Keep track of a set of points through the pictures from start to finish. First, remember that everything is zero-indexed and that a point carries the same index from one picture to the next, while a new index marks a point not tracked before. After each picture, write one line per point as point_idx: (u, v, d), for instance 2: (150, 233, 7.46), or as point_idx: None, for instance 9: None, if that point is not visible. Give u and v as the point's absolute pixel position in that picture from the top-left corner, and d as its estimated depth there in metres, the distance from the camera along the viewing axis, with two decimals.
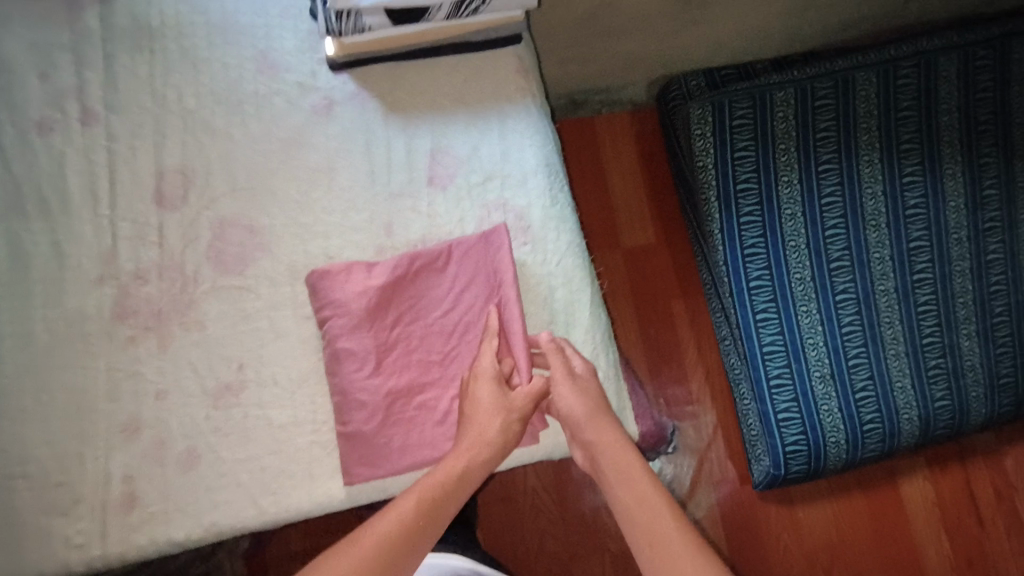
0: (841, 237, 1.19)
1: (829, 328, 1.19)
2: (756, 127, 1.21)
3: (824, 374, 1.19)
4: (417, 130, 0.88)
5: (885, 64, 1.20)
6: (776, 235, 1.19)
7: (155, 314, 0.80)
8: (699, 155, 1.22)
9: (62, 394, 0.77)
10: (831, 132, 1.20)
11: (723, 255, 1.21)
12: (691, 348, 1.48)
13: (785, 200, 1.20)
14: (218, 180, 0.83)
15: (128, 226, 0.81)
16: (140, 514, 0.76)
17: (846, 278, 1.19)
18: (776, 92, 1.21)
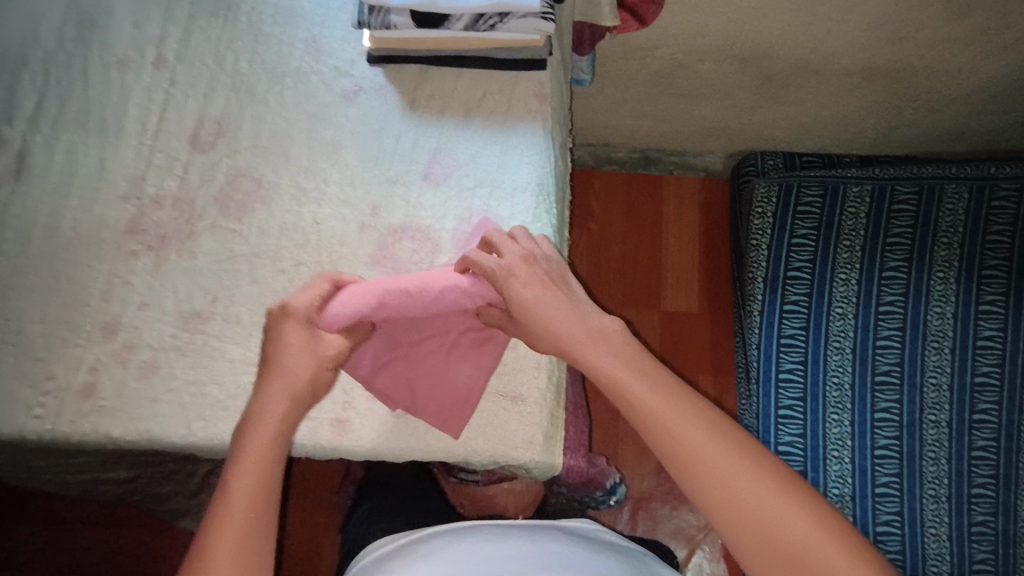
0: (893, 350, 1.36)
1: (858, 435, 1.35)
2: (821, 217, 1.45)
3: (842, 493, 1.34)
4: (427, 129, 0.95)
5: (983, 180, 1.38)
6: (820, 330, 1.40)
7: (158, 237, 0.90)
8: (759, 232, 1.47)
9: (64, 284, 0.88)
10: (903, 242, 1.39)
11: (759, 337, 1.44)
12: None
13: (838, 299, 1.40)
14: (245, 136, 0.94)
15: (162, 158, 0.93)
16: (93, 404, 0.85)
17: (891, 397, 1.35)
18: (852, 188, 1.45)
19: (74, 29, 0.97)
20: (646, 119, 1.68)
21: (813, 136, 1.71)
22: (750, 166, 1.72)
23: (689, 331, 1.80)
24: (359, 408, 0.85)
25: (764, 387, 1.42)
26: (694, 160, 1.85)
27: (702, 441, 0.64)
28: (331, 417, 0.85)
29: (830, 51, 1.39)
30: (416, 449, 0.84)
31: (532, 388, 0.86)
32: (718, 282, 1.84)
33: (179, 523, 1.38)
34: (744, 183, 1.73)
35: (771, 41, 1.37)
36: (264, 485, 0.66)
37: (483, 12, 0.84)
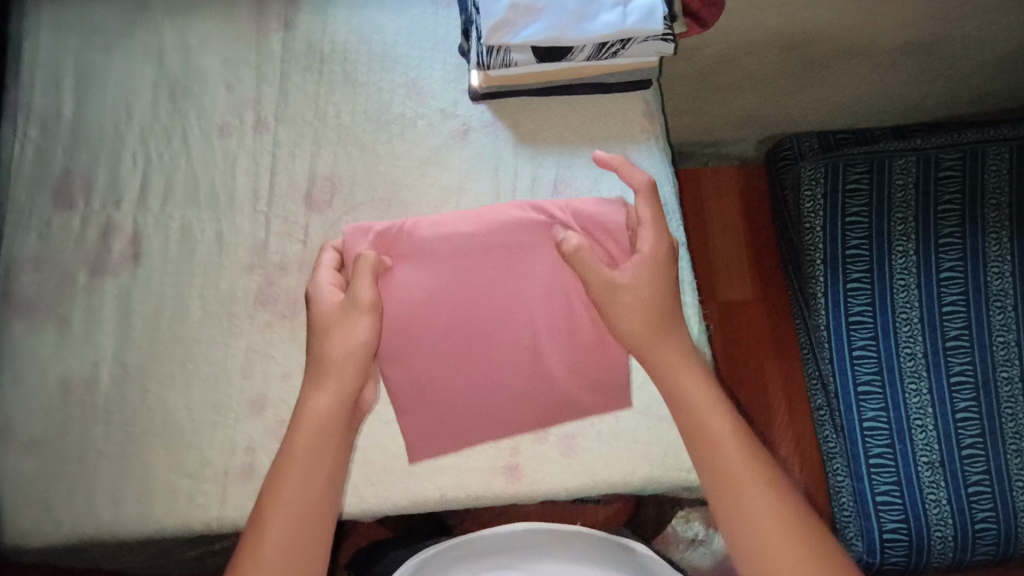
0: (961, 315, 1.31)
1: (939, 408, 1.29)
2: (870, 193, 1.38)
3: (930, 461, 1.29)
4: (544, 160, 0.93)
5: (1021, 140, 1.35)
6: (886, 306, 1.34)
7: (291, 304, 0.88)
8: (809, 215, 1.40)
9: (204, 364, 0.86)
10: (954, 207, 1.34)
11: (825, 319, 1.38)
12: (781, 414, 1.61)
13: (898, 271, 1.35)
14: (361, 190, 0.92)
15: (279, 222, 0.91)
16: (255, 485, 0.82)
17: (963, 359, 1.29)
18: (896, 160, 1.38)
19: (166, 100, 0.94)
20: (686, 117, 1.56)
21: (852, 113, 1.61)
22: (788, 150, 1.63)
23: (747, 321, 1.68)
24: (526, 453, 0.84)
25: (835, 372, 1.37)
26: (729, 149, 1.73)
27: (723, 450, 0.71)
28: (502, 463, 0.84)
29: (874, 32, 1.29)
30: (594, 485, 0.83)
31: None
32: (771, 263, 1.72)
33: None
34: (780, 166, 1.65)
35: (817, 28, 1.26)
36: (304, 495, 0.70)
37: (607, 40, 0.83)
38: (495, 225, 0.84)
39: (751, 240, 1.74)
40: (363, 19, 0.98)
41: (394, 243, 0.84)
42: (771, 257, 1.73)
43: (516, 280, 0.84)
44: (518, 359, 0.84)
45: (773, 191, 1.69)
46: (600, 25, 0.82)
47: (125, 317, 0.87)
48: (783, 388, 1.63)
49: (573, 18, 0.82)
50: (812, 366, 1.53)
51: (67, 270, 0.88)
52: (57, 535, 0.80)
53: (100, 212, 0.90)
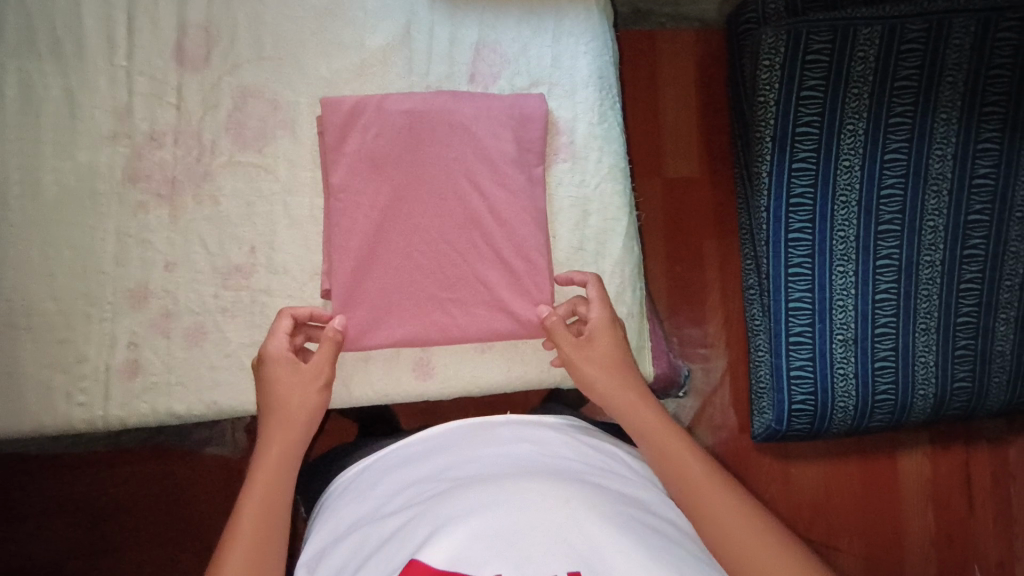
0: (896, 198, 1.25)
1: (861, 290, 1.26)
2: (831, 64, 1.23)
3: (845, 339, 1.27)
4: (464, 20, 0.80)
5: (991, 12, 1.22)
6: (828, 186, 1.25)
7: (168, 182, 0.76)
8: (763, 85, 1.25)
9: (69, 250, 0.75)
10: (912, 83, 1.23)
11: (765, 202, 1.27)
12: (714, 292, 1.51)
13: (846, 150, 1.24)
14: (245, 44, 0.77)
15: (145, 82, 0.75)
16: (142, 382, 0.75)
17: (892, 243, 1.25)
18: (862, 28, 1.22)
19: None
20: None
21: None
22: (751, 12, 1.40)
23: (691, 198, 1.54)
24: (438, 351, 0.80)
25: (768, 253, 1.28)
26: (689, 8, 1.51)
27: (634, 409, 0.68)
28: (412, 358, 0.80)
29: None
30: (508, 381, 0.81)
31: (619, 305, 0.82)
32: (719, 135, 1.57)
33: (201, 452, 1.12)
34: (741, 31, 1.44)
35: None
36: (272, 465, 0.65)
37: None
38: (441, 126, 0.76)
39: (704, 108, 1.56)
40: None
41: (353, 122, 0.76)
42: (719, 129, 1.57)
43: (440, 170, 0.76)
44: (456, 275, 0.78)
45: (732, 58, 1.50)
46: None
47: None
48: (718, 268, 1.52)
49: None
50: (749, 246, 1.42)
51: None
52: None
53: None
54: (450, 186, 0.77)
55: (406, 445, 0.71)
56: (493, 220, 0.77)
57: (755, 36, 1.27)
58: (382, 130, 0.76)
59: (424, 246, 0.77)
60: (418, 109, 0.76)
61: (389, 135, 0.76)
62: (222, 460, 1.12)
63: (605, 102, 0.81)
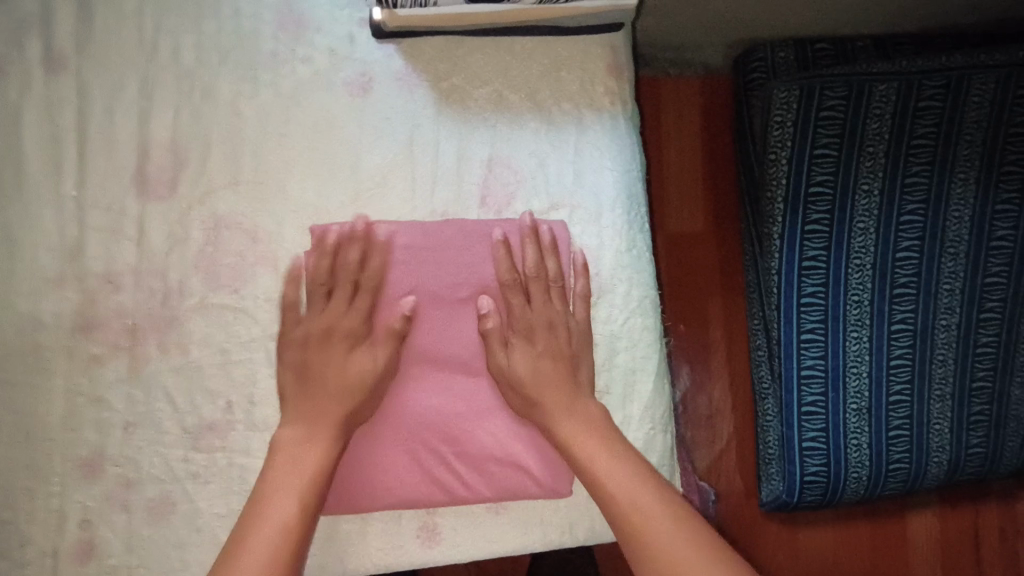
0: (912, 260, 1.13)
1: (876, 357, 1.15)
2: (844, 123, 1.12)
3: (859, 408, 1.16)
4: (475, 133, 0.69)
5: (1011, 67, 1.10)
6: (842, 250, 1.13)
7: (127, 330, 0.65)
8: (773, 145, 1.13)
9: (9, 414, 0.63)
10: (928, 140, 1.12)
11: (777, 263, 1.14)
12: (719, 353, 1.38)
13: (860, 211, 1.12)
14: (217, 166, 0.66)
15: (99, 214, 0.64)
16: (97, 567, 0.64)
17: (907, 307, 1.14)
18: (876, 85, 1.11)
19: None
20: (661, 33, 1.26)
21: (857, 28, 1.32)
22: (759, 62, 1.27)
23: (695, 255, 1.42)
24: (445, 510, 0.70)
25: (778, 319, 1.16)
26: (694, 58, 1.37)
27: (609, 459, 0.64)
28: (417, 520, 0.69)
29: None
30: (527, 544, 0.70)
31: (650, 452, 0.73)
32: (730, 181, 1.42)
33: None
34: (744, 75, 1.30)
35: None
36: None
37: None
38: (447, 263, 0.67)
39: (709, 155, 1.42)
40: None
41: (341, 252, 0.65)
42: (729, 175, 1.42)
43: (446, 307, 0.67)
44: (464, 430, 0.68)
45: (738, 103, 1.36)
46: None
47: None
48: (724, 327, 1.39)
49: None
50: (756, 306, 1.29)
51: None
52: None
53: None
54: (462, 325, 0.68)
55: None
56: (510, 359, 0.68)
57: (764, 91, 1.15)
58: (379, 265, 0.66)
59: (428, 401, 0.67)
60: (418, 244, 0.66)
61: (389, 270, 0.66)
62: None
63: (632, 224, 0.72)
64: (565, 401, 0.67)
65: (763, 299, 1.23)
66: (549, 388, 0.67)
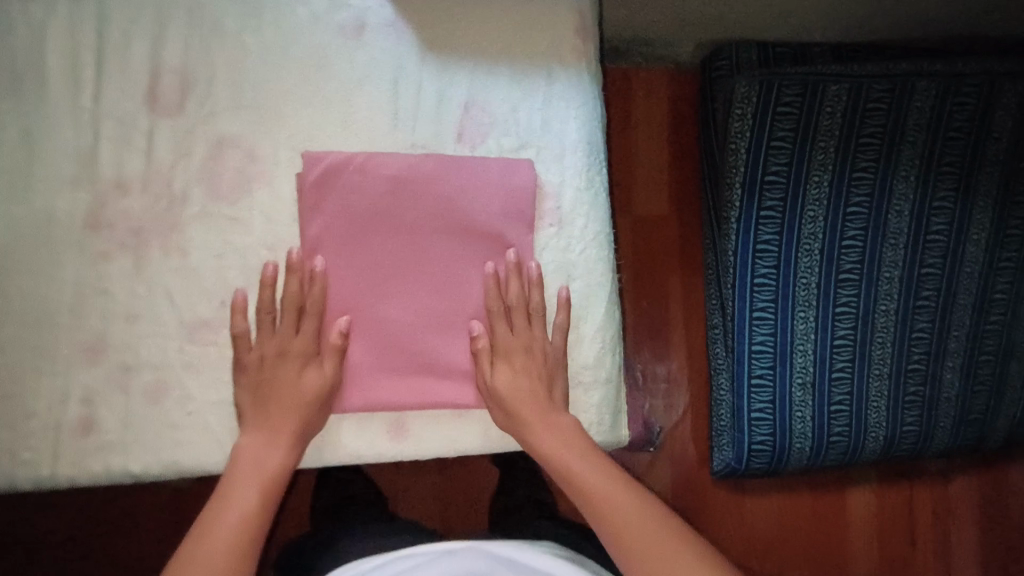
0: (856, 248, 1.23)
1: (821, 336, 1.25)
2: (799, 117, 1.21)
3: (804, 383, 1.27)
4: (455, 77, 0.78)
5: (951, 78, 1.21)
6: (793, 235, 1.23)
7: (133, 232, 0.72)
8: (734, 136, 1.22)
9: (20, 300, 0.70)
10: (875, 140, 1.22)
11: (734, 244, 1.24)
12: (678, 331, 1.45)
13: (811, 200, 1.22)
14: (221, 90, 0.74)
15: (112, 126, 0.72)
16: (96, 440, 0.72)
17: (850, 291, 1.24)
18: (829, 85, 1.21)
19: None
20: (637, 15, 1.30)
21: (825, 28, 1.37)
22: (724, 59, 1.34)
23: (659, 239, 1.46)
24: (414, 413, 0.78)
25: (733, 297, 1.26)
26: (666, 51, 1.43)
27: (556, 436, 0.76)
28: (388, 419, 0.78)
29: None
30: (486, 444, 0.80)
31: (599, 369, 0.83)
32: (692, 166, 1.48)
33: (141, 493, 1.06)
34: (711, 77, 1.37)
35: None
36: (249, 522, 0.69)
37: None
38: (427, 194, 0.75)
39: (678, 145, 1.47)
40: None
41: (335, 176, 0.74)
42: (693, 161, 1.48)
43: (425, 227, 0.75)
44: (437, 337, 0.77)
45: (704, 96, 1.42)
46: None
47: None
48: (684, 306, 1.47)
49: None
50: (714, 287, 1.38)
51: None
52: None
53: None
54: (440, 244, 0.76)
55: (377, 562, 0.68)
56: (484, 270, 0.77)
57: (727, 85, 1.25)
58: (368, 190, 0.74)
59: (404, 309, 0.76)
60: (404, 176, 0.75)
61: (375, 194, 0.74)
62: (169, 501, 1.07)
63: (591, 167, 0.81)
64: (540, 417, 0.77)
65: (721, 279, 1.33)
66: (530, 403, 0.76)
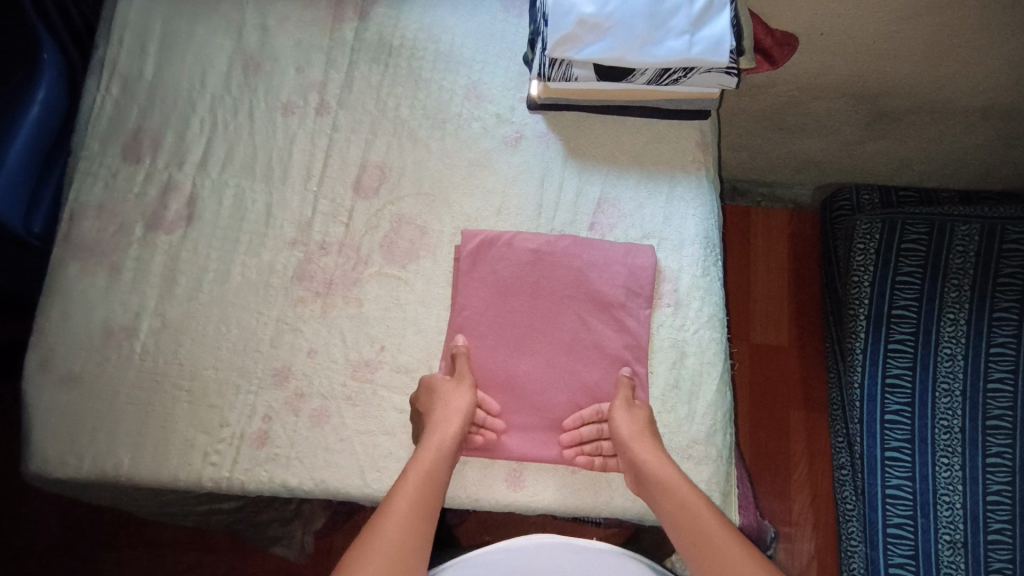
0: (1006, 394, 1.15)
1: (970, 488, 1.14)
2: (927, 254, 1.24)
3: (953, 541, 1.12)
4: (590, 178, 0.94)
5: None
6: (927, 372, 1.20)
7: (326, 283, 0.91)
8: (856, 269, 1.27)
9: (237, 328, 0.89)
10: (1017, 282, 1.19)
11: (860, 376, 1.24)
12: (801, 463, 1.39)
13: (945, 338, 1.20)
14: (409, 182, 0.94)
15: (327, 204, 0.94)
16: (267, 452, 0.84)
17: (1003, 442, 1.14)
18: (959, 226, 1.23)
19: (239, 74, 0.99)
20: (758, 158, 1.43)
21: (943, 177, 1.42)
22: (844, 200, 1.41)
23: (778, 368, 1.45)
24: (534, 466, 0.85)
25: (862, 433, 1.22)
26: (785, 190, 1.52)
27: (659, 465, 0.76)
28: (506, 469, 0.84)
29: (957, 84, 1.14)
30: (594, 505, 0.83)
31: (710, 446, 0.84)
32: (812, 296, 1.49)
33: (269, 551, 1.16)
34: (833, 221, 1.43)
35: (892, 79, 1.15)
36: (412, 519, 0.71)
37: (670, 67, 0.85)
38: (561, 267, 0.89)
39: (797, 278, 1.50)
40: (434, 18, 1.01)
41: (486, 250, 0.89)
42: (813, 291, 1.50)
43: (556, 295, 0.88)
44: (557, 391, 0.86)
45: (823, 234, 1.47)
46: (665, 51, 0.83)
47: (171, 275, 0.91)
48: (807, 438, 1.40)
49: (640, 41, 0.83)
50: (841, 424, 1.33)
51: (125, 222, 0.93)
52: (78, 469, 0.83)
53: (163, 171, 0.95)
54: (569, 310, 0.88)
55: (492, 552, 0.75)
56: (604, 333, 0.87)
57: (849, 222, 1.32)
58: (513, 262, 0.89)
59: (533, 377, 0.86)
60: (542, 250, 0.89)
61: (519, 266, 0.89)
62: (286, 561, 1.19)
63: (708, 259, 0.91)
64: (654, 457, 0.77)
65: (847, 413, 1.30)
66: (645, 441, 0.78)
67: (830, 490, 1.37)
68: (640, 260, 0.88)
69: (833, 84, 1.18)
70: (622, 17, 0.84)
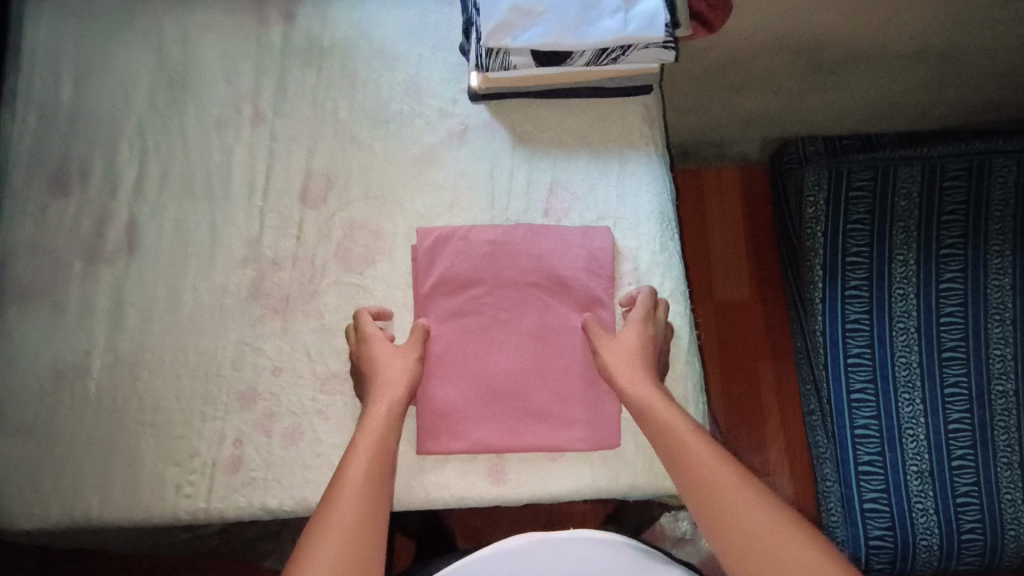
0: (957, 326, 1.20)
1: (932, 420, 1.19)
2: (874, 199, 1.26)
3: (920, 471, 1.18)
4: (540, 164, 0.94)
5: None
6: (883, 313, 1.23)
7: (283, 298, 0.88)
8: (810, 221, 1.28)
9: (195, 355, 0.86)
10: (959, 217, 1.23)
11: (822, 324, 1.26)
12: (773, 414, 1.43)
13: (898, 279, 1.23)
14: (357, 188, 0.92)
15: (274, 217, 0.91)
16: (242, 477, 0.83)
17: (958, 372, 1.19)
18: (901, 168, 1.26)
19: (164, 90, 0.94)
20: (704, 123, 1.44)
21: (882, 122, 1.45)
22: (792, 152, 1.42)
23: (743, 324, 1.48)
24: (514, 458, 0.85)
25: (828, 380, 1.25)
26: (731, 150, 1.53)
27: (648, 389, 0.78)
28: (487, 463, 0.85)
29: (891, 33, 1.16)
30: (576, 487, 0.84)
31: None
32: (770, 252, 1.52)
33: (260, 561, 1.15)
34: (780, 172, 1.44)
35: (829, 35, 1.16)
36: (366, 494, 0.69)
37: (607, 47, 0.84)
38: (520, 256, 0.88)
39: (754, 235, 1.53)
40: (364, 14, 0.98)
41: (442, 244, 0.88)
42: (770, 246, 1.52)
43: (518, 284, 0.88)
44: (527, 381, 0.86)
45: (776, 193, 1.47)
46: (601, 31, 0.83)
47: (118, 307, 0.87)
48: (777, 390, 1.45)
49: (574, 23, 0.82)
50: (806, 371, 1.36)
51: (61, 258, 0.89)
52: (46, 518, 0.81)
53: (95, 200, 0.91)
54: (532, 299, 0.88)
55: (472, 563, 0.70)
56: (568, 319, 0.88)
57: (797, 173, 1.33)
58: (472, 255, 0.88)
59: (503, 368, 0.86)
60: (499, 240, 0.88)
61: (478, 258, 0.88)
62: None
63: (665, 234, 0.91)
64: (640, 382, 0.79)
65: (811, 359, 1.32)
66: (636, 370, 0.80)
67: (802, 436, 1.42)
68: (597, 243, 0.89)
69: (770, 42, 1.18)
70: (554, 1, 0.83)
